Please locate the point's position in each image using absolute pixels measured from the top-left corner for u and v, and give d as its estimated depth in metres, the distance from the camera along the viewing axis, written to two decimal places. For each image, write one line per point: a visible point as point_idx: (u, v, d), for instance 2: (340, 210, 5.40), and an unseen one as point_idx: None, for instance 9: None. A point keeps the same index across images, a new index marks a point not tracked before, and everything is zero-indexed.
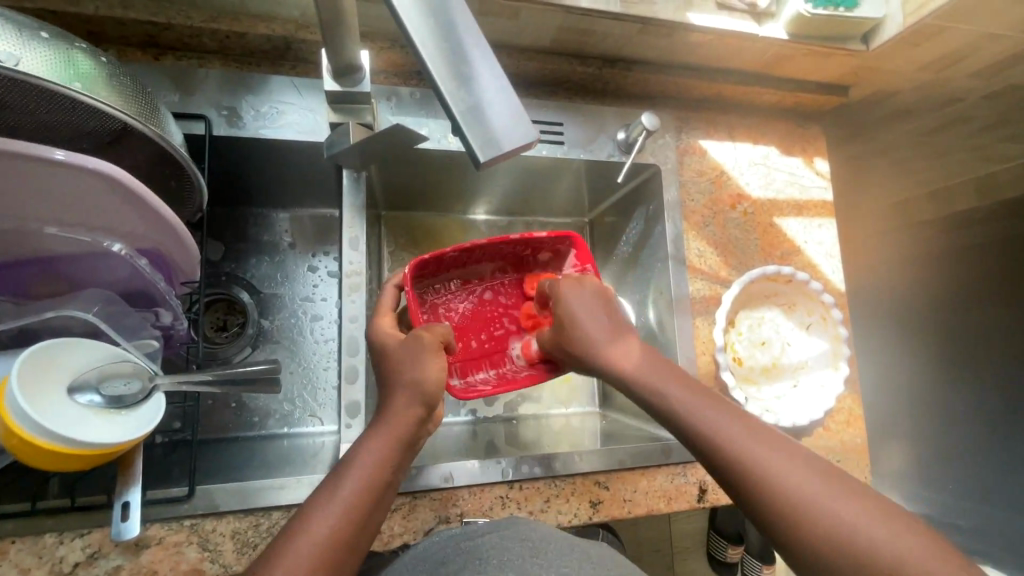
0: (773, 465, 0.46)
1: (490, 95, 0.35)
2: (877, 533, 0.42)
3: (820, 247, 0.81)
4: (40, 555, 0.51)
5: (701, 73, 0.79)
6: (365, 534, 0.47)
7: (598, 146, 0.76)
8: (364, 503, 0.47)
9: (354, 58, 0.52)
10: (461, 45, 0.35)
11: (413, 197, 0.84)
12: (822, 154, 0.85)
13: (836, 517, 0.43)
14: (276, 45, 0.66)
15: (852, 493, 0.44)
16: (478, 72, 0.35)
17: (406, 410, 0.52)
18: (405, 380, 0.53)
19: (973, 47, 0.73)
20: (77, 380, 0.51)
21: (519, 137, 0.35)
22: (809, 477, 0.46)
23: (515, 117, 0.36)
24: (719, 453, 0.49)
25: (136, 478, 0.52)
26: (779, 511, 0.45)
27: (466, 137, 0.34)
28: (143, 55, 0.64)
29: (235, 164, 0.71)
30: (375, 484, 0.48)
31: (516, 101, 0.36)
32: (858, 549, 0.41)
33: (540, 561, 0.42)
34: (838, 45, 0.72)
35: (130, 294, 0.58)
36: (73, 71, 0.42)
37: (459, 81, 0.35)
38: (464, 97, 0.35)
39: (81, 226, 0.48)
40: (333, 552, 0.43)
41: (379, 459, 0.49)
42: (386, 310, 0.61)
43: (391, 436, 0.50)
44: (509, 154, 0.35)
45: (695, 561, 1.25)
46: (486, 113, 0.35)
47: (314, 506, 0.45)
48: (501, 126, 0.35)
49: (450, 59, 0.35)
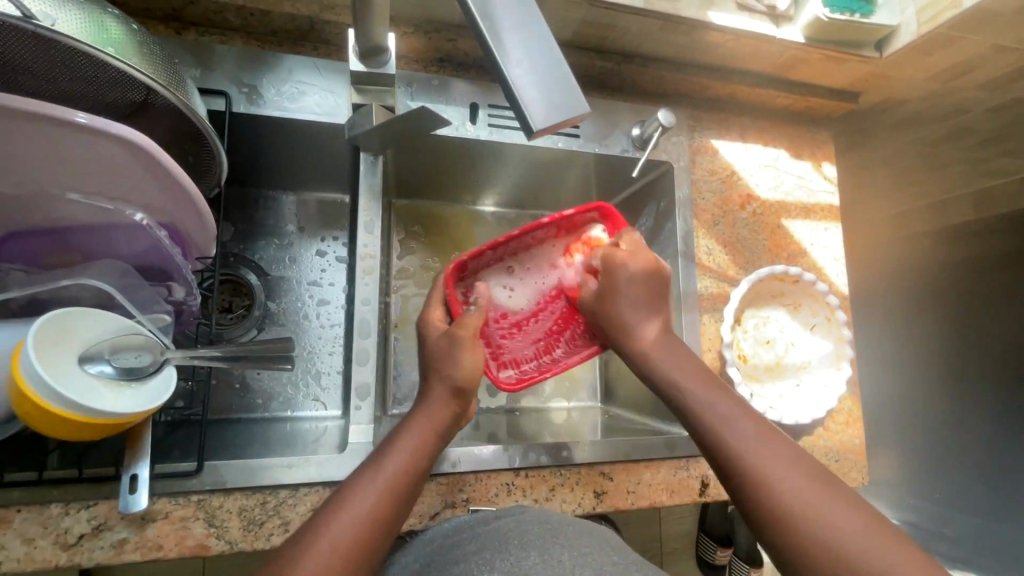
0: (736, 436, 0.50)
1: (537, 68, 0.36)
2: (811, 501, 0.45)
3: (826, 251, 0.82)
4: (45, 525, 0.51)
5: (716, 74, 0.80)
6: (404, 510, 0.48)
7: (612, 141, 0.76)
8: (406, 480, 0.48)
9: (381, 41, 0.52)
10: (509, 17, 0.36)
11: (425, 185, 0.84)
12: (830, 159, 0.86)
13: (791, 490, 0.46)
14: (300, 25, 0.65)
15: (826, 488, 0.46)
16: (527, 43, 0.36)
17: (442, 403, 0.54)
18: (440, 374, 0.55)
19: (984, 58, 0.74)
20: (89, 351, 0.51)
21: (567, 109, 0.36)
22: (774, 454, 0.48)
23: (565, 92, 0.36)
24: (733, 463, 0.49)
25: (145, 450, 0.52)
26: (773, 514, 0.45)
27: (518, 105, 0.35)
28: (165, 28, 0.64)
29: (249, 143, 0.71)
30: (417, 469, 0.50)
31: (564, 73, 0.36)
32: (797, 512, 0.45)
33: (562, 540, 0.44)
34: (852, 51, 0.73)
35: (144, 267, 0.57)
36: (105, 35, 0.41)
37: (508, 50, 0.35)
38: (514, 69, 0.36)
39: (101, 195, 0.48)
40: (373, 524, 0.45)
41: (427, 439, 0.51)
42: (437, 303, 0.62)
43: (431, 418, 0.53)
44: (560, 122, 0.36)
45: (684, 562, 1.26)
46: (534, 84, 0.36)
47: (359, 480, 0.47)
48: (546, 100, 0.35)
49: (498, 29, 0.35)
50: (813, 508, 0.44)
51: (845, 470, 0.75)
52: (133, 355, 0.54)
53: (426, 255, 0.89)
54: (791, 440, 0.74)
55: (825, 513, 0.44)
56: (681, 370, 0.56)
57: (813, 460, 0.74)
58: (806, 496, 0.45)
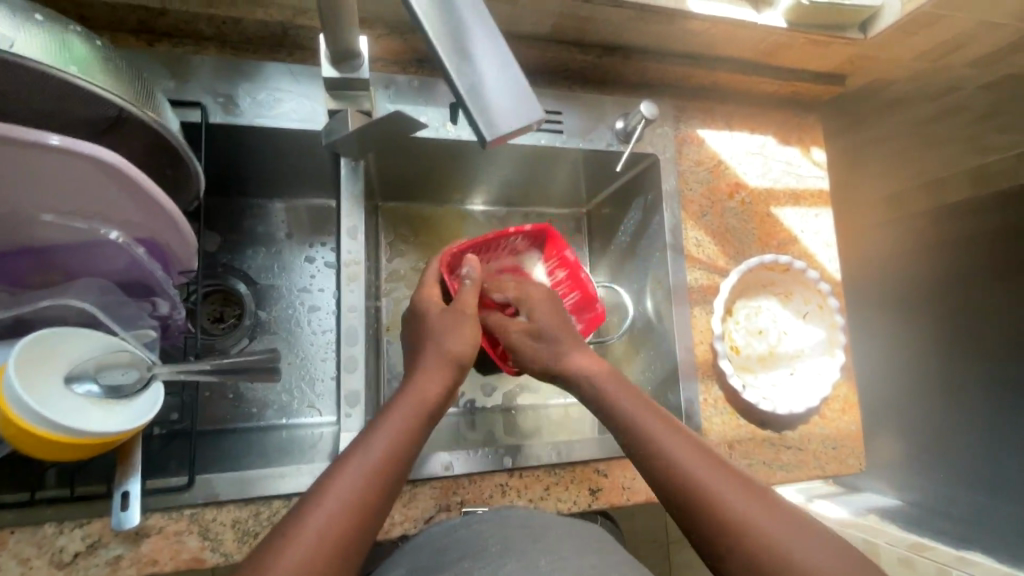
0: (686, 460, 0.51)
1: (491, 76, 0.36)
2: (763, 520, 0.46)
3: (817, 237, 0.81)
4: (40, 545, 0.51)
5: (699, 63, 0.79)
6: (389, 498, 0.48)
7: (596, 135, 0.75)
8: (387, 468, 0.48)
9: (353, 45, 0.51)
10: (462, 24, 0.36)
11: (411, 186, 0.84)
12: (819, 144, 0.86)
13: (743, 508, 0.47)
14: (272, 31, 0.65)
15: (771, 505, 0.47)
16: (483, 52, 0.36)
17: (438, 374, 0.55)
18: (439, 346, 0.56)
19: (970, 35, 0.72)
20: (74, 370, 0.51)
21: (522, 117, 0.36)
22: (725, 474, 0.49)
23: (521, 100, 0.36)
24: (659, 464, 0.51)
25: (136, 467, 0.52)
26: (710, 517, 0.47)
27: (470, 114, 0.36)
28: (136, 41, 0.63)
29: (229, 152, 0.70)
30: (407, 444, 0.50)
31: (520, 84, 0.37)
32: (748, 530, 0.46)
33: (551, 548, 0.44)
34: (835, 34, 0.72)
35: (127, 284, 0.57)
36: (68, 55, 0.41)
37: (462, 60, 0.36)
38: (468, 77, 0.36)
39: (77, 214, 0.48)
40: (354, 516, 0.44)
41: (408, 419, 0.51)
42: (432, 282, 0.64)
43: (416, 401, 0.53)
44: (513, 133, 0.36)
45: (691, 549, 1.27)
46: (489, 92, 0.36)
47: (344, 466, 0.47)
48: (501, 108, 0.36)
49: (452, 37, 0.36)
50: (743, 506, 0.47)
51: (842, 457, 0.75)
52: (120, 372, 0.54)
53: (417, 257, 0.88)
54: (787, 429, 0.74)
55: (776, 532, 0.45)
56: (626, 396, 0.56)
57: (810, 448, 0.74)
58: (756, 515, 0.46)
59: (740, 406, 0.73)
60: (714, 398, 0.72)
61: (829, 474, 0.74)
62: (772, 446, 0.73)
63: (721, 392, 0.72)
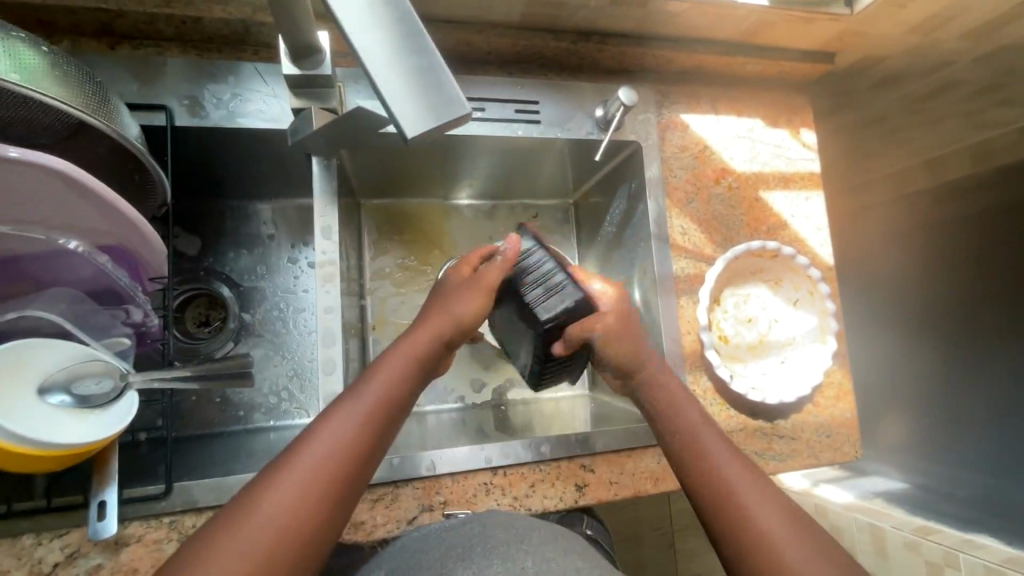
0: (711, 450, 0.53)
1: (415, 71, 0.36)
2: (767, 516, 0.47)
3: (808, 221, 0.79)
4: (19, 556, 0.51)
5: (681, 45, 0.76)
6: (373, 459, 0.47)
7: (576, 124, 0.74)
8: (374, 424, 0.47)
9: (311, 39, 0.50)
10: (385, 18, 0.35)
11: (393, 183, 0.83)
12: (808, 124, 0.83)
13: (754, 502, 0.48)
14: (235, 29, 0.63)
15: (779, 504, 0.48)
16: (406, 47, 0.36)
17: (427, 334, 0.54)
18: (438, 311, 0.56)
19: (961, 6, 0.69)
20: (45, 382, 0.51)
21: (447, 114, 0.36)
22: (744, 469, 0.51)
23: (445, 92, 0.36)
24: (687, 446, 0.54)
25: (112, 477, 0.52)
26: (714, 500, 0.50)
27: (394, 115, 0.36)
28: (99, 45, 0.62)
29: (202, 154, 0.69)
30: (395, 403, 0.49)
31: (447, 78, 0.36)
32: (750, 521, 0.47)
33: (528, 545, 0.44)
34: (819, 10, 0.70)
35: (97, 293, 0.56)
36: (12, 63, 0.40)
37: (385, 59, 0.36)
38: (390, 75, 0.36)
39: (38, 224, 0.47)
40: (341, 472, 0.44)
41: (397, 374, 0.51)
42: (465, 262, 0.61)
43: (404, 363, 0.52)
44: (440, 128, 0.36)
45: (696, 537, 1.26)
46: (412, 90, 0.36)
47: (332, 420, 0.46)
48: (423, 109, 0.36)
49: (375, 35, 0.35)
50: (753, 503, 0.48)
51: (838, 445, 0.73)
52: (93, 382, 0.53)
53: (401, 254, 0.87)
54: (779, 419, 0.72)
55: (776, 529, 0.46)
56: (669, 388, 0.59)
57: (803, 437, 0.72)
58: (762, 510, 0.48)
59: (729, 397, 0.71)
60: (703, 389, 0.71)
61: (824, 463, 0.72)
62: (764, 436, 0.71)
63: (710, 383, 0.71)
